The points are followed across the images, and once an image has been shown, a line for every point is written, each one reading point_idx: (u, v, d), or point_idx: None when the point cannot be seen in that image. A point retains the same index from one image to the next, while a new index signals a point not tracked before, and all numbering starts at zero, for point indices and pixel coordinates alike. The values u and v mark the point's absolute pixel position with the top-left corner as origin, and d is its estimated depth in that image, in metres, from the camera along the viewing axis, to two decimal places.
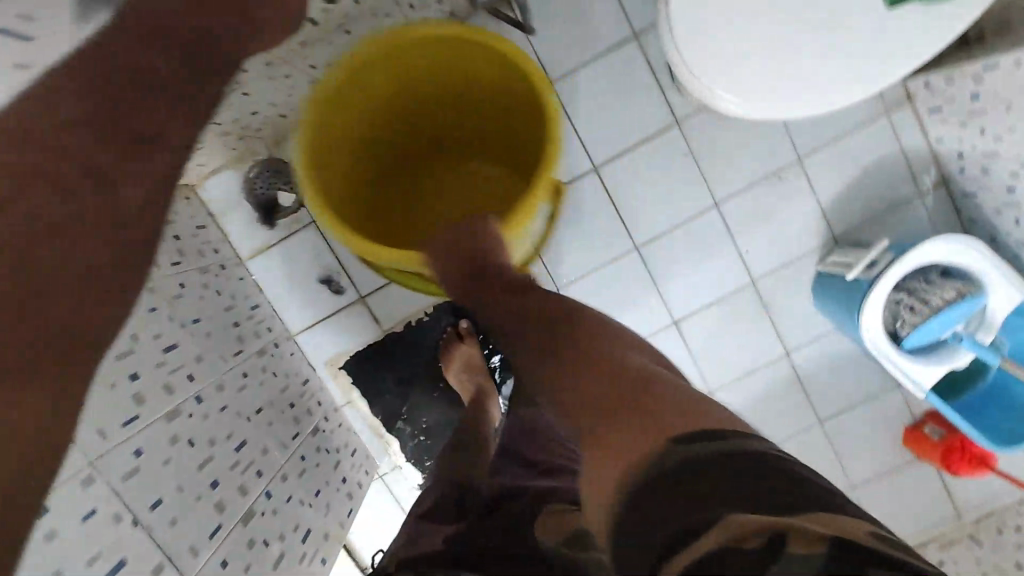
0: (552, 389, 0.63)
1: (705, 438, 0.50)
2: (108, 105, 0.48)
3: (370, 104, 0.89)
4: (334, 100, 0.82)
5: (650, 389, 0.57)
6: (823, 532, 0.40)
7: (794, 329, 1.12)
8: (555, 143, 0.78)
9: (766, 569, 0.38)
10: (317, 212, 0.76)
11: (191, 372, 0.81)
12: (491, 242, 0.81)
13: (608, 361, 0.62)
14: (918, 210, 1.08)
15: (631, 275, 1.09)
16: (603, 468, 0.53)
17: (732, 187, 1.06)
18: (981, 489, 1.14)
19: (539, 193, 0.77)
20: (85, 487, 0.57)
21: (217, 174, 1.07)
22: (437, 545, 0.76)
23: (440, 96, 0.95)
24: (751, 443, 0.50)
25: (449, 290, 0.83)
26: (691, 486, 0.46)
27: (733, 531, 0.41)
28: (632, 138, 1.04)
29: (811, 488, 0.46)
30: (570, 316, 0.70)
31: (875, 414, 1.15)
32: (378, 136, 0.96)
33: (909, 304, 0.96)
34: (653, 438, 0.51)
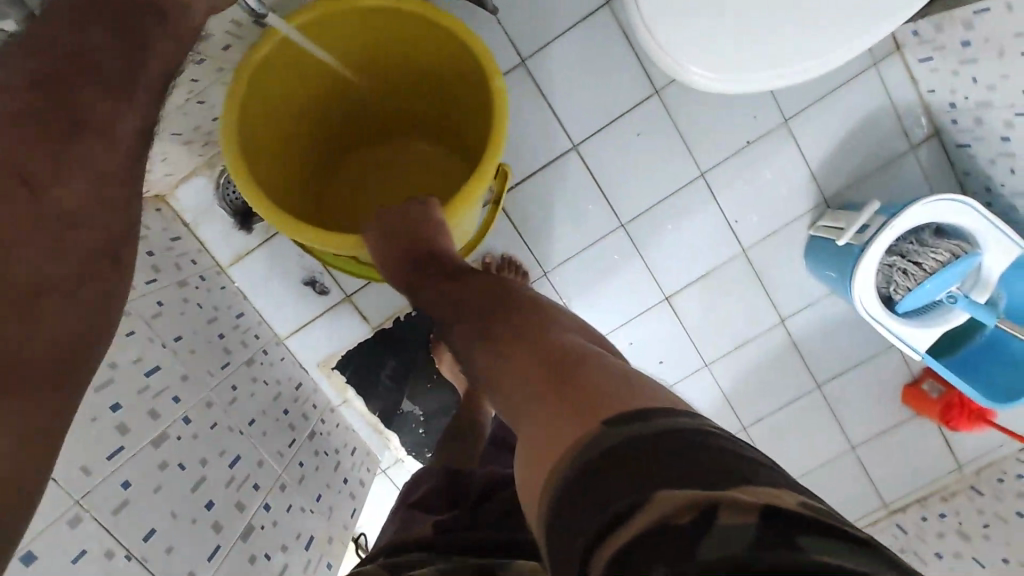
0: (492, 382, 0.57)
1: (642, 417, 0.43)
2: (44, 170, 0.52)
3: (303, 94, 0.87)
4: (262, 87, 0.79)
5: (583, 369, 0.51)
6: (756, 502, 0.35)
7: (788, 296, 1.10)
8: (499, 125, 0.75)
9: (696, 547, 0.33)
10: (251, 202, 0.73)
11: (177, 394, 0.80)
12: (426, 222, 0.76)
13: (542, 344, 0.56)
14: (911, 165, 1.04)
15: (618, 254, 1.07)
16: (537, 464, 0.48)
17: (717, 156, 1.02)
18: (981, 440, 1.14)
19: (486, 178, 0.74)
20: (73, 527, 0.59)
21: (188, 181, 1.00)
22: (426, 533, 0.77)
23: (382, 85, 0.93)
24: (682, 420, 0.43)
25: (391, 277, 0.78)
26: (621, 462, 0.40)
27: (662, 509, 0.36)
28: (610, 113, 0.99)
29: (745, 455, 0.41)
30: (512, 298, 0.65)
31: (873, 374, 1.14)
32: (315, 127, 0.93)
33: (902, 267, 0.94)
34: (584, 425, 0.45)
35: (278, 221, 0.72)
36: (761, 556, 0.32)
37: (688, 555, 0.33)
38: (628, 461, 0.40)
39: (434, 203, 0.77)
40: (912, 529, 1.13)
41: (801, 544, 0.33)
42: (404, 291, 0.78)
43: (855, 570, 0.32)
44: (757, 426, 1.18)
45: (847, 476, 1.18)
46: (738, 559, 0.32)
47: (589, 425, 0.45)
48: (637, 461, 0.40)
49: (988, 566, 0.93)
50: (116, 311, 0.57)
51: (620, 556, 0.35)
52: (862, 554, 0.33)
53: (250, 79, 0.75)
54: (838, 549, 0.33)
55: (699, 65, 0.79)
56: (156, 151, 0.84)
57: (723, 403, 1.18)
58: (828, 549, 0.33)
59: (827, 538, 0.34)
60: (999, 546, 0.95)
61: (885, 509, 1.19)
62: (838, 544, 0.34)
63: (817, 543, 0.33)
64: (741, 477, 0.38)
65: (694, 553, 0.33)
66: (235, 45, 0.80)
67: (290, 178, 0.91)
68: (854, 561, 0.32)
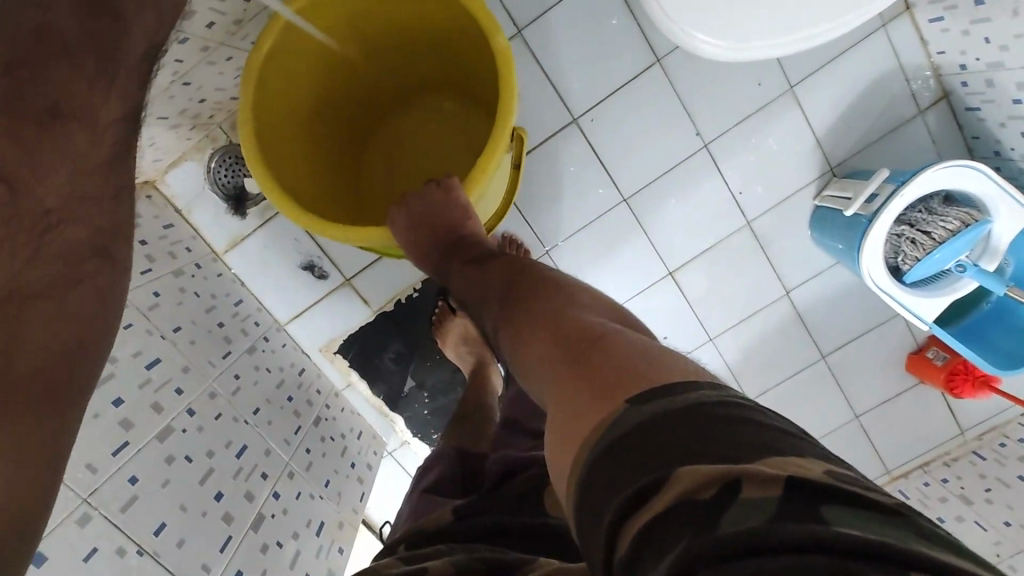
0: (523, 367, 0.56)
1: (666, 395, 0.42)
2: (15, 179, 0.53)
3: (313, 85, 0.84)
4: (270, 81, 0.76)
5: (604, 345, 0.49)
6: (780, 473, 0.34)
7: (793, 267, 1.09)
8: (508, 87, 0.69)
9: (717, 523, 0.33)
10: (267, 189, 0.72)
11: (179, 386, 0.79)
12: (448, 205, 0.74)
13: (563, 325, 0.54)
14: (920, 130, 1.01)
15: (621, 230, 1.05)
16: (559, 450, 0.47)
17: (720, 126, 0.99)
18: (984, 406, 1.14)
19: (496, 151, 0.70)
20: (82, 526, 0.60)
21: (178, 167, 0.97)
22: (446, 519, 0.77)
23: (385, 59, 0.89)
24: (703, 392, 0.41)
25: (417, 259, 0.78)
26: (648, 438, 0.39)
27: (685, 485, 0.35)
28: (611, 84, 0.96)
29: (768, 422, 0.39)
30: (531, 276, 0.64)
31: (878, 343, 1.14)
32: (328, 116, 0.90)
33: (910, 238, 0.93)
34: (604, 405, 0.44)
35: (298, 217, 0.71)
36: (780, 529, 0.31)
37: (710, 527, 0.33)
38: (644, 437, 0.39)
39: (453, 178, 0.74)
40: (913, 494, 1.14)
41: (826, 517, 0.32)
42: (433, 272, 0.77)
43: (877, 540, 0.30)
44: (761, 397, 1.18)
45: (849, 444, 1.20)
46: (757, 532, 0.31)
47: (609, 404, 0.44)
48: (661, 434, 0.39)
49: (990, 530, 0.95)
50: (111, 307, 0.57)
51: (644, 535, 0.35)
52: (893, 525, 0.32)
53: (257, 71, 0.73)
54: (860, 520, 0.32)
55: (705, 32, 0.76)
56: (142, 136, 0.81)
57: (728, 375, 1.18)
58: (849, 521, 0.31)
59: (853, 509, 0.33)
60: (1001, 510, 0.97)
61: (888, 475, 1.21)
62: (866, 516, 0.32)
63: (840, 514, 0.32)
64: (764, 447, 0.37)
65: (715, 525, 0.33)
66: (220, 22, 0.75)
67: (316, 166, 0.88)
68: (883, 532, 0.31)
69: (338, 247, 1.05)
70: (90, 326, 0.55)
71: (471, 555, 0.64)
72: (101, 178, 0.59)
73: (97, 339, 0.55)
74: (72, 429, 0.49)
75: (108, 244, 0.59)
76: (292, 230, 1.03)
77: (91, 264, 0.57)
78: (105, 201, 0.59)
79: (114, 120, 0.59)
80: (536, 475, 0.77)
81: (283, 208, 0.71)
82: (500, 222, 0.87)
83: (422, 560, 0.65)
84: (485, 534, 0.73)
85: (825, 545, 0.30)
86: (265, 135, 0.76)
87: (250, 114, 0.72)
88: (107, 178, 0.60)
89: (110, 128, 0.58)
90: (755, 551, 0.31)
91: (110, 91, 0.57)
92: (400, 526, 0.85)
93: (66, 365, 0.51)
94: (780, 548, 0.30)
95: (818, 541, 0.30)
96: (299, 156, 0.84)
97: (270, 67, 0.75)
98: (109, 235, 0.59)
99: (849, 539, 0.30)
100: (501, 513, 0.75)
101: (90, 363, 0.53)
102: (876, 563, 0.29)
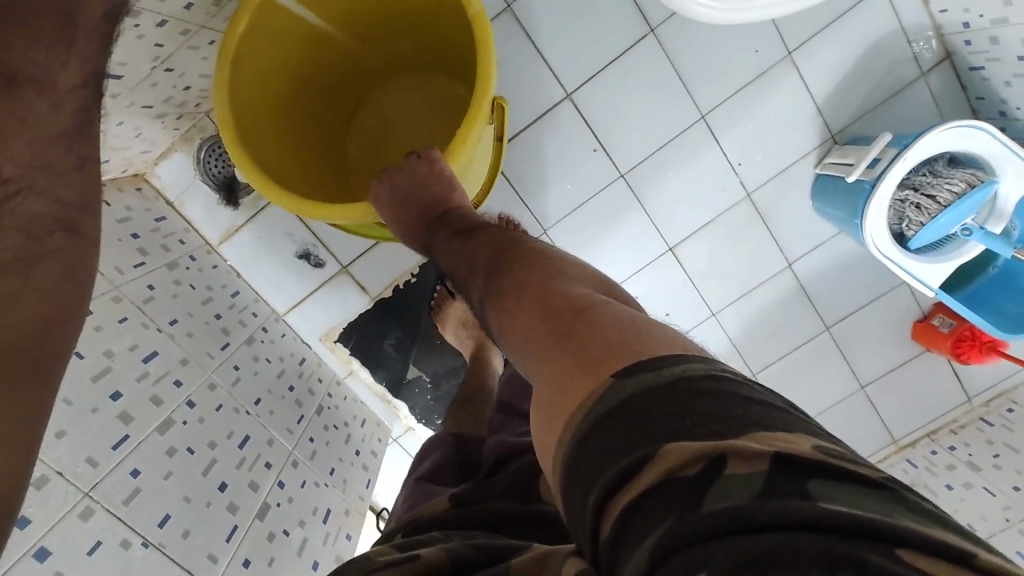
0: (508, 341, 0.55)
1: (654, 367, 0.40)
2: None
3: (285, 66, 0.82)
4: (245, 62, 0.74)
5: (589, 317, 0.48)
6: (767, 449, 0.33)
7: (795, 239, 1.07)
8: (488, 53, 0.67)
9: (701, 503, 0.33)
10: (246, 172, 0.70)
11: (178, 378, 0.78)
12: (430, 176, 0.72)
13: (548, 297, 0.52)
14: (922, 94, 0.99)
15: (619, 206, 1.04)
16: (547, 421, 0.45)
17: (717, 96, 0.97)
18: (991, 371, 1.13)
19: (476, 123, 0.68)
20: (84, 520, 0.59)
21: (166, 158, 0.95)
22: (443, 508, 0.77)
23: (367, 39, 0.88)
24: (693, 366, 0.40)
25: (404, 239, 0.76)
26: (636, 413, 0.38)
27: (668, 462, 0.35)
28: (603, 57, 0.93)
29: (754, 397, 0.38)
30: (513, 246, 0.62)
31: (883, 312, 1.12)
32: (305, 94, 0.88)
33: (915, 203, 0.91)
34: (592, 379, 0.43)
35: (280, 200, 0.70)
36: (768, 507, 0.31)
37: (694, 506, 0.33)
38: (631, 412, 0.39)
39: (434, 148, 0.72)
40: (921, 463, 1.14)
41: (810, 492, 0.31)
42: (423, 252, 0.76)
43: (864, 517, 0.30)
44: (766, 371, 1.17)
45: (856, 416, 1.19)
46: (741, 511, 0.31)
47: (597, 378, 0.42)
48: (648, 408, 0.38)
49: (999, 496, 0.94)
50: (82, 280, 0.54)
51: (628, 514, 0.35)
52: (879, 500, 0.31)
53: (231, 51, 0.71)
54: (850, 496, 0.31)
55: None
56: (126, 127, 0.79)
57: (733, 350, 1.17)
58: (838, 497, 0.31)
59: (841, 483, 0.32)
60: (1010, 475, 0.96)
61: (895, 445, 1.20)
62: (853, 491, 0.32)
63: (826, 489, 0.32)
64: (749, 422, 0.36)
65: (698, 504, 0.33)
66: (198, 2, 0.73)
67: (294, 147, 0.86)
68: (869, 507, 0.31)
69: (333, 235, 1.04)
70: (67, 305, 0.51)
71: (465, 542, 0.64)
72: (61, 150, 0.56)
73: (77, 313, 0.52)
74: (49, 410, 0.47)
75: (75, 216, 0.55)
76: (285, 219, 1.02)
77: (57, 238, 0.53)
78: (67, 170, 0.56)
79: (73, 85, 0.56)
80: (533, 461, 0.77)
81: (263, 189, 0.70)
82: (486, 194, 0.85)
83: (416, 547, 0.65)
84: (486, 522, 0.73)
85: (810, 522, 0.30)
86: (242, 116, 0.74)
87: (225, 94, 0.71)
88: (89, 167, 0.58)
89: (79, 101, 0.56)
90: (740, 529, 0.30)
91: (71, 57, 0.54)
92: (396, 515, 0.85)
93: (45, 342, 0.49)
94: (766, 526, 0.30)
95: (804, 518, 0.30)
96: (278, 138, 0.83)
97: (246, 46, 0.73)
98: (78, 208, 0.56)
99: (836, 516, 0.30)
100: (498, 501, 0.75)
101: (66, 343, 0.50)
102: (858, 538, 0.29)
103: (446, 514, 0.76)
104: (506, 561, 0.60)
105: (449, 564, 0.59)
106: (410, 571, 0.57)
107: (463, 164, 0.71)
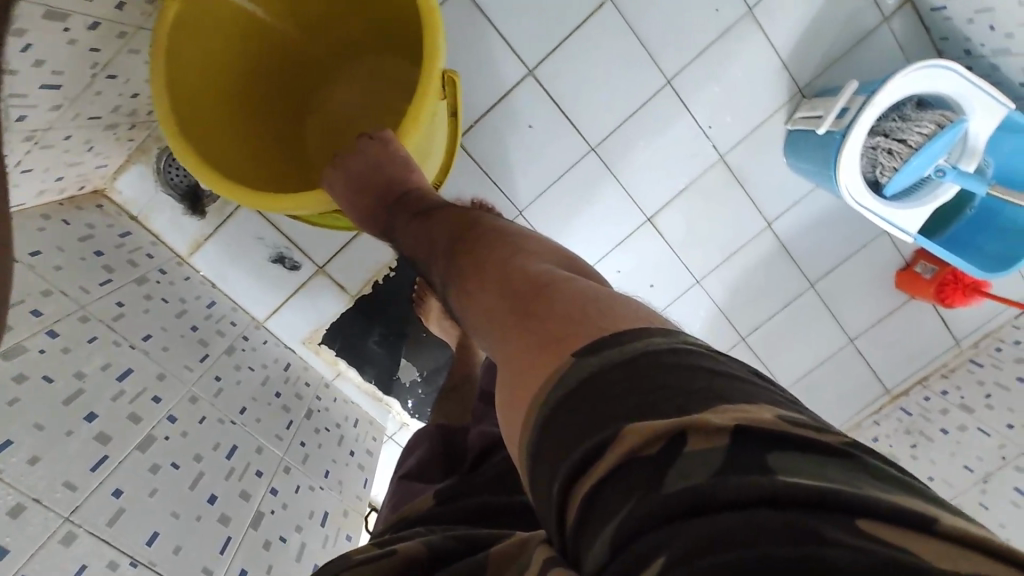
0: (472, 322, 0.54)
1: (617, 344, 0.39)
2: None
3: (229, 60, 0.79)
4: (183, 57, 0.72)
5: (552, 293, 0.47)
6: (729, 422, 0.33)
7: (771, 199, 1.07)
8: (435, 27, 0.65)
9: (662, 483, 0.32)
10: (195, 170, 0.68)
11: (156, 394, 0.76)
12: (386, 159, 0.71)
13: (509, 277, 0.51)
14: (887, 39, 0.98)
15: (593, 180, 1.02)
16: (511, 398, 0.44)
17: (682, 59, 0.95)
18: (976, 312, 1.14)
19: (428, 100, 0.66)
20: (67, 545, 0.58)
21: (125, 172, 0.93)
22: (428, 505, 0.75)
23: (313, 25, 0.86)
24: (656, 340, 0.39)
25: (363, 225, 0.74)
26: (598, 391, 0.37)
27: (630, 443, 0.34)
28: (563, 28, 0.91)
29: (719, 369, 0.38)
30: (473, 226, 0.61)
31: (867, 264, 1.12)
32: (255, 89, 0.85)
33: (886, 148, 0.91)
34: (557, 352, 0.42)
35: (234, 197, 0.68)
36: (726, 484, 0.31)
37: (656, 486, 0.32)
38: (595, 392, 0.37)
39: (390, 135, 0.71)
40: (915, 411, 1.15)
41: (771, 466, 0.31)
42: (382, 237, 0.74)
43: (825, 488, 0.29)
44: (755, 334, 1.17)
45: (849, 369, 1.19)
46: (700, 491, 0.31)
47: (562, 351, 0.41)
48: (611, 386, 0.37)
49: (993, 435, 0.96)
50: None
51: (593, 498, 0.34)
52: (841, 468, 0.31)
53: (164, 43, 0.68)
54: (811, 466, 0.31)
55: None
56: (76, 141, 0.77)
57: (721, 316, 1.16)
58: (798, 469, 0.31)
59: (802, 454, 0.32)
60: (1003, 414, 0.97)
61: (889, 395, 1.21)
62: (814, 461, 0.32)
63: (787, 461, 0.31)
64: (713, 396, 0.35)
65: (660, 484, 0.32)
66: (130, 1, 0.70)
67: (251, 145, 0.83)
68: (828, 477, 0.30)
69: (305, 235, 1.02)
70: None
71: (445, 534, 0.63)
72: None
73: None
74: None
75: None
76: (254, 224, 0.99)
77: None
78: None
79: None
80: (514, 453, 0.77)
81: (214, 188, 0.68)
82: (447, 176, 0.84)
83: (395, 542, 0.64)
84: (469, 514, 0.72)
85: (769, 497, 0.29)
86: (186, 115, 0.72)
87: (164, 92, 0.68)
88: None
89: None
90: (700, 511, 0.30)
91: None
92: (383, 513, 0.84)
93: None
94: (725, 505, 0.30)
95: (763, 493, 0.29)
96: (232, 136, 0.80)
97: (182, 40, 0.71)
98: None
99: (796, 489, 0.29)
100: (482, 493, 0.74)
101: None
102: (819, 511, 0.28)
103: (431, 511, 0.75)
104: (482, 550, 0.59)
105: (427, 558, 0.58)
106: (386, 567, 0.56)
107: (417, 144, 0.70)
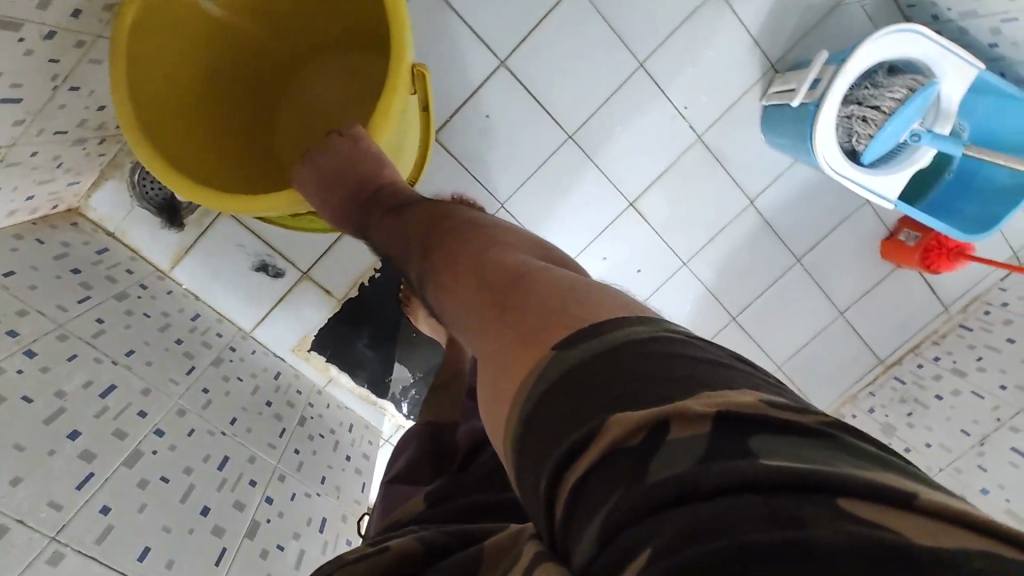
0: (449, 315, 0.53)
1: (596, 333, 0.39)
2: None
3: (193, 64, 0.78)
4: (145, 62, 0.71)
5: (528, 283, 0.46)
6: (711, 408, 0.33)
7: (752, 176, 1.07)
8: (399, 17, 0.64)
9: (646, 473, 0.32)
10: (164, 174, 0.67)
11: (141, 407, 0.75)
12: (356, 155, 0.70)
13: (485, 268, 0.50)
14: (855, 10, 0.98)
15: (573, 168, 1.02)
16: (492, 384, 0.44)
17: (653, 41, 0.95)
18: (962, 277, 1.15)
19: (398, 92, 0.66)
20: (55, 565, 0.56)
21: (99, 187, 0.92)
22: (420, 508, 0.75)
23: (277, 25, 0.85)
24: (637, 329, 0.39)
25: (336, 224, 0.73)
26: (580, 383, 0.37)
27: (613, 435, 0.33)
28: (532, 17, 0.91)
29: (700, 355, 0.37)
30: (447, 219, 0.60)
31: (851, 235, 1.12)
32: (222, 93, 0.84)
33: (861, 116, 0.91)
34: (535, 339, 0.41)
35: (205, 201, 0.67)
36: (710, 471, 0.30)
37: (640, 477, 0.32)
38: (576, 384, 0.37)
39: (361, 134, 0.70)
40: (909, 380, 1.15)
41: (753, 449, 0.30)
42: (356, 235, 0.73)
43: (808, 470, 0.29)
44: (745, 313, 1.17)
45: (841, 342, 1.19)
46: (685, 478, 0.30)
47: (541, 337, 0.41)
48: (592, 378, 0.37)
49: (987, 398, 0.96)
50: None
51: (577, 492, 0.34)
52: (823, 449, 0.31)
53: (124, 47, 0.67)
54: (795, 449, 0.31)
55: None
56: (44, 157, 0.75)
57: (710, 297, 1.16)
58: (782, 451, 0.30)
59: (785, 436, 0.31)
60: (996, 376, 0.98)
61: (882, 364, 1.21)
62: (798, 442, 0.31)
63: (771, 443, 0.31)
64: (695, 383, 0.35)
65: (644, 474, 0.32)
66: (88, 10, 0.69)
67: (222, 150, 0.83)
68: (812, 459, 0.30)
69: (287, 241, 1.01)
70: None
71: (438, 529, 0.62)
72: None
73: None
74: None
75: None
76: (234, 234, 0.98)
77: None
78: None
79: None
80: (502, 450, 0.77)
81: (185, 194, 0.67)
82: (422, 171, 0.83)
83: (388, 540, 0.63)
84: (460, 511, 0.71)
85: (753, 481, 0.29)
86: (151, 122, 0.71)
87: (126, 98, 0.67)
88: None
89: None
90: (686, 499, 0.30)
91: None
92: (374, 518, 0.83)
93: None
94: (710, 492, 0.29)
95: (746, 477, 0.29)
96: (200, 143, 0.79)
97: (142, 44, 0.70)
98: None
99: (780, 471, 0.29)
100: (472, 492, 0.74)
101: None
102: (802, 493, 0.28)
103: (422, 513, 0.74)
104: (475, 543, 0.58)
105: (420, 553, 0.57)
106: (379, 564, 0.55)
107: (389, 139, 0.69)
